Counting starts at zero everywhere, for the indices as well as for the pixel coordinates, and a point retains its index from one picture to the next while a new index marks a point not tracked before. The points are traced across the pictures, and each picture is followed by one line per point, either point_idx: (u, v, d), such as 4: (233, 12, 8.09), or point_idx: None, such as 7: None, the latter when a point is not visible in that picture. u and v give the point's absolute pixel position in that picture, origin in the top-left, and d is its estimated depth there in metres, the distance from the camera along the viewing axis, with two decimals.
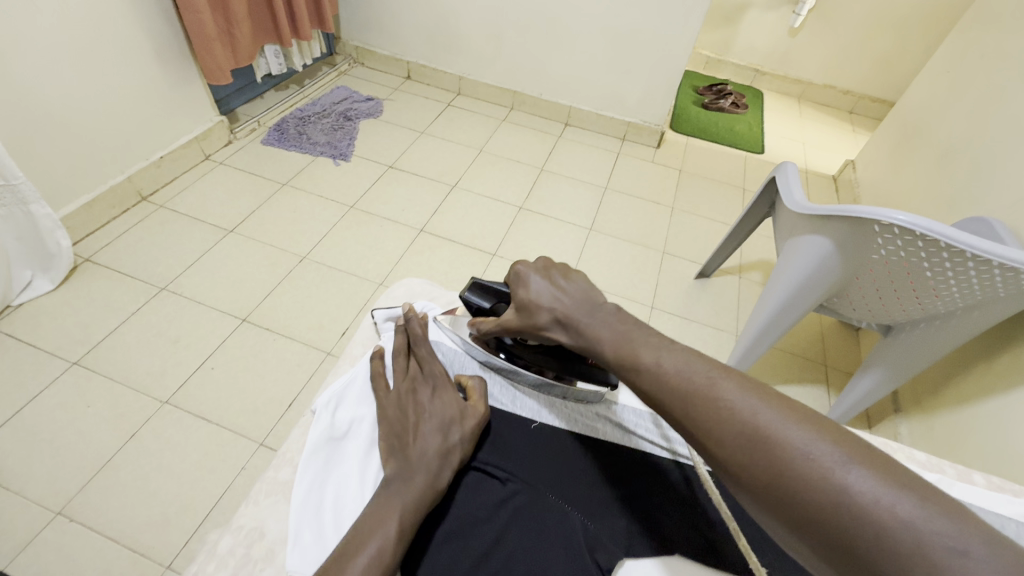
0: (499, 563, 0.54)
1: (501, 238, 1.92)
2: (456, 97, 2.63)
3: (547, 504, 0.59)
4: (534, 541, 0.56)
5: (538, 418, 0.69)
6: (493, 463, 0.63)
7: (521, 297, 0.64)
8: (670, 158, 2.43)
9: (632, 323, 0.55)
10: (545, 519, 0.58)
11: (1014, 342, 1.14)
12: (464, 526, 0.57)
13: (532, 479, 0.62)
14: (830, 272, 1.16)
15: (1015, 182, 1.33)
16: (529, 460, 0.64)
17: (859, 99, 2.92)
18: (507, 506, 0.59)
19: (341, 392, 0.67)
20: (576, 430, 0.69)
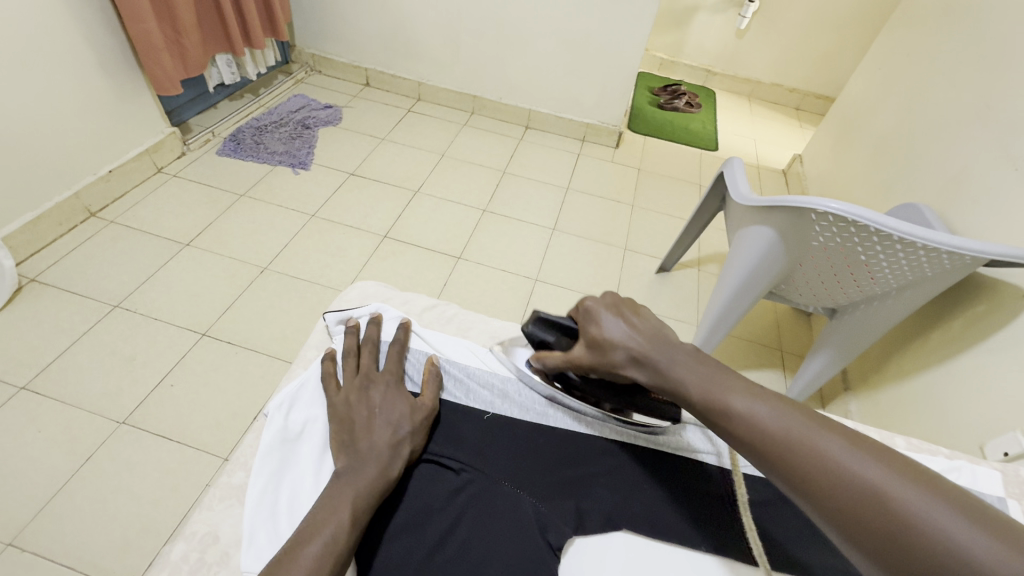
0: (452, 549, 0.55)
1: (467, 241, 1.93)
2: (417, 102, 2.64)
3: (499, 490, 0.61)
4: (487, 526, 0.58)
5: (492, 407, 0.71)
6: (445, 454, 0.64)
7: (593, 334, 0.63)
8: (629, 158, 2.50)
9: (714, 366, 0.55)
10: (496, 505, 0.59)
11: (946, 319, 1.22)
12: (419, 515, 0.58)
13: (485, 467, 0.63)
14: (777, 260, 1.22)
15: (941, 170, 1.43)
16: (482, 449, 0.65)
17: (804, 96, 3.06)
18: (460, 494, 0.60)
19: (294, 394, 0.67)
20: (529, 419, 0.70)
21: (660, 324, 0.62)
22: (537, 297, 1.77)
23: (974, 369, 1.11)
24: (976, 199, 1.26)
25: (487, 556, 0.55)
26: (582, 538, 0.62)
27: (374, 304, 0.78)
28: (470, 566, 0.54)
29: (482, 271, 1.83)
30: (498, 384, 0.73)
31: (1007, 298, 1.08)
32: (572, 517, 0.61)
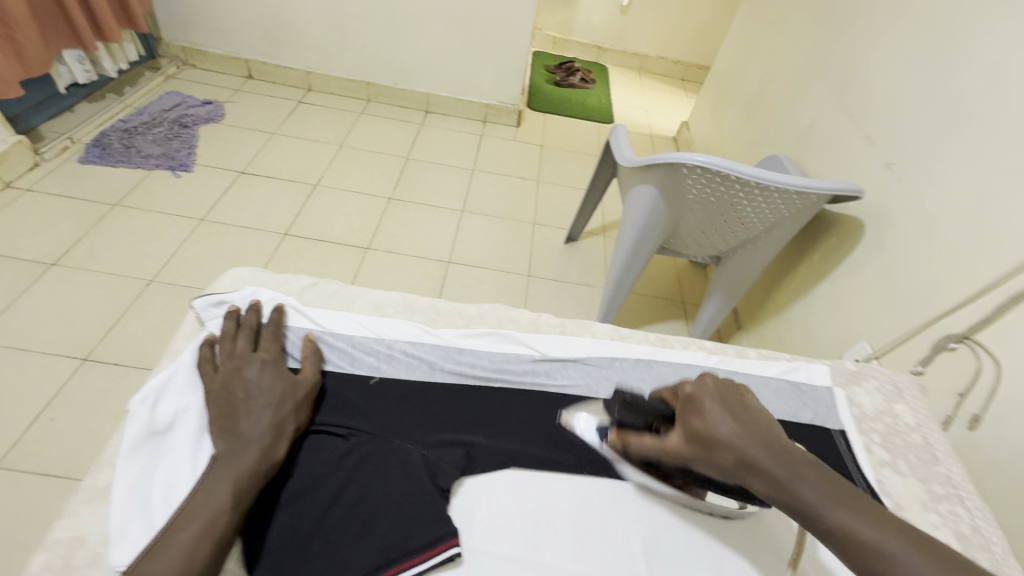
0: (345, 508, 0.57)
1: (375, 231, 1.90)
2: (308, 93, 2.51)
3: (389, 448, 0.62)
4: (378, 481, 0.59)
5: (379, 372, 0.70)
6: (332, 422, 0.64)
7: (695, 426, 0.55)
8: (531, 135, 2.55)
9: (855, 495, 0.47)
10: (386, 461, 0.61)
11: (808, 254, 1.39)
12: (308, 482, 0.58)
13: (374, 428, 0.64)
14: (659, 216, 1.32)
15: (795, 124, 1.60)
16: (370, 413, 0.66)
17: (687, 68, 3.27)
18: (350, 457, 0.61)
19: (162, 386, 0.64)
20: (416, 378, 0.70)
21: (775, 427, 0.54)
22: (451, 279, 1.79)
23: (831, 294, 1.27)
24: (822, 146, 1.43)
25: (377, 511, 0.57)
26: (472, 479, 0.64)
27: (245, 289, 0.75)
28: (360, 523, 0.56)
29: (393, 259, 1.81)
30: (383, 349, 0.72)
31: (850, 229, 1.24)
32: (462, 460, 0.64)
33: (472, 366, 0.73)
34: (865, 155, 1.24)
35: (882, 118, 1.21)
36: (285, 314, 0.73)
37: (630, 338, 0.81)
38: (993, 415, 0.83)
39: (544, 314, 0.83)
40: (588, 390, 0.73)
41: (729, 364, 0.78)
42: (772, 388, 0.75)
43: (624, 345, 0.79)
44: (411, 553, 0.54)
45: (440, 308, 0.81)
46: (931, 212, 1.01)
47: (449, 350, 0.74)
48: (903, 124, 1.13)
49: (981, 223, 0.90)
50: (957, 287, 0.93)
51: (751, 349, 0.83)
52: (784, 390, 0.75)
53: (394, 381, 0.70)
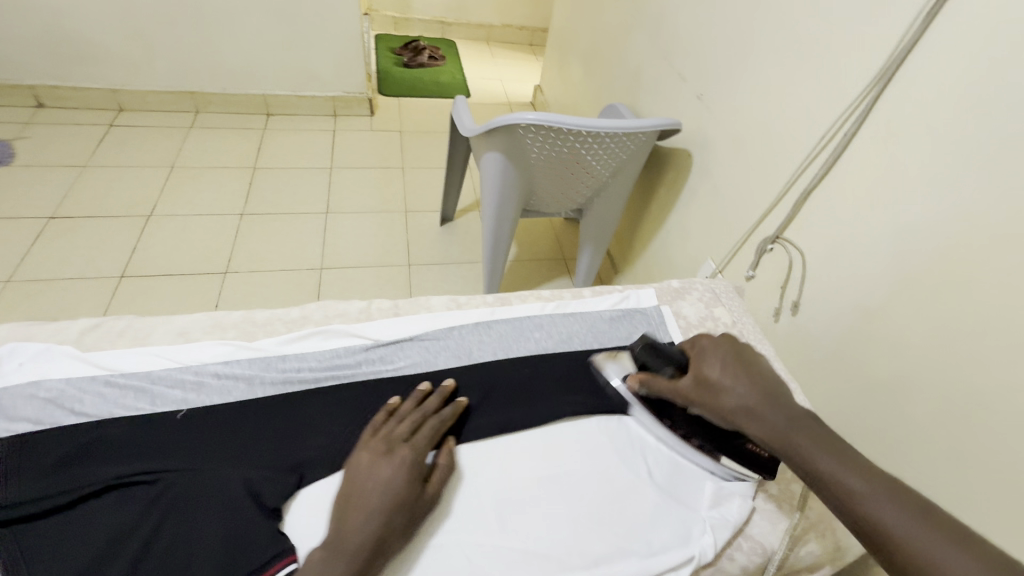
0: (156, 560, 0.49)
1: (231, 253, 1.74)
2: (120, 114, 2.20)
3: (207, 479, 0.55)
4: (193, 520, 0.52)
5: (188, 403, 0.62)
6: (135, 470, 0.55)
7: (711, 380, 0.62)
8: (388, 122, 2.45)
9: (835, 442, 0.51)
10: (203, 494, 0.53)
11: (654, 190, 1.49)
12: (107, 547, 0.50)
13: (188, 462, 0.56)
14: (509, 180, 1.33)
15: (624, 72, 1.69)
16: (184, 448, 0.58)
17: (533, 33, 3.31)
18: (160, 503, 0.53)
19: None
20: (235, 400, 0.63)
21: (775, 383, 0.60)
22: (326, 285, 1.70)
23: (678, 224, 1.38)
24: (648, 88, 1.52)
25: (194, 552, 0.50)
26: (308, 486, 0.57)
27: (2, 348, 0.64)
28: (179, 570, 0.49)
29: (258, 279, 1.67)
30: (191, 377, 0.64)
31: (681, 160, 1.35)
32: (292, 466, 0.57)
33: (299, 370, 0.66)
34: (681, 91, 1.34)
35: (687, 55, 1.31)
36: (63, 368, 0.63)
37: (467, 305, 0.77)
38: (807, 298, 0.95)
39: (376, 299, 0.78)
40: (428, 367, 0.70)
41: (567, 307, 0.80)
42: (606, 319, 0.79)
43: (461, 312, 0.76)
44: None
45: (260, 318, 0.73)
46: (735, 133, 1.13)
47: (268, 360, 0.66)
48: (704, 57, 1.24)
49: (770, 135, 1.01)
50: (763, 194, 1.04)
51: (586, 289, 0.85)
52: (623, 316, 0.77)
53: (208, 407, 0.62)
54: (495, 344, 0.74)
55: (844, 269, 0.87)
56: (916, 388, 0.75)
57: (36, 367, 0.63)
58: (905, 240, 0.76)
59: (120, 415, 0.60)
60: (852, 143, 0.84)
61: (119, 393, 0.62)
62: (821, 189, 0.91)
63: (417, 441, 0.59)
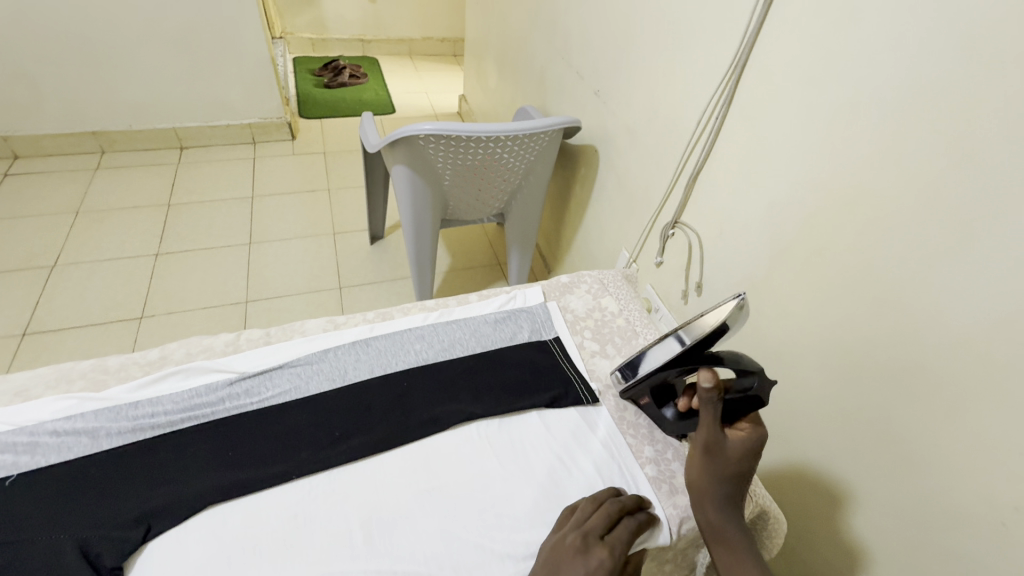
0: None
1: (147, 295, 1.65)
2: (16, 162, 2.06)
3: (35, 548, 0.42)
4: None
5: (17, 467, 0.47)
6: None
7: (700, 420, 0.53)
8: (311, 144, 2.40)
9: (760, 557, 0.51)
10: (31, 569, 0.41)
11: (571, 188, 1.51)
12: None
13: (15, 532, 0.43)
14: (422, 191, 1.31)
15: (533, 74, 1.71)
16: (12, 515, 0.44)
17: (455, 44, 3.33)
18: None
19: None
20: (79, 458, 0.49)
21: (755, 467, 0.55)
22: (253, 318, 1.64)
23: (596, 218, 1.39)
24: (555, 87, 1.54)
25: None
26: (161, 536, 0.45)
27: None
28: None
29: (179, 319, 1.60)
30: (24, 438, 0.49)
31: (589, 155, 1.37)
32: (136, 516, 0.45)
33: (154, 415, 0.52)
34: (580, 88, 1.37)
35: (582, 53, 1.34)
36: None
37: (345, 324, 0.64)
38: (708, 278, 0.97)
39: (248, 328, 0.63)
40: (300, 394, 0.56)
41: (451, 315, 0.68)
42: (490, 322, 0.66)
43: (338, 332, 0.63)
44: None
45: (112, 362, 0.58)
46: (631, 125, 1.15)
47: (117, 409, 0.52)
48: (595, 54, 1.26)
49: (659, 123, 1.04)
50: (661, 181, 1.06)
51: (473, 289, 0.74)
52: (537, 307, 0.69)
53: (40, 471, 0.47)
54: (386, 353, 0.62)
55: (734, 245, 0.89)
56: (804, 354, 0.78)
57: None
58: (778, 211, 0.79)
59: None
60: (724, 124, 0.87)
61: None
62: (707, 170, 0.93)
63: (615, 533, 0.47)
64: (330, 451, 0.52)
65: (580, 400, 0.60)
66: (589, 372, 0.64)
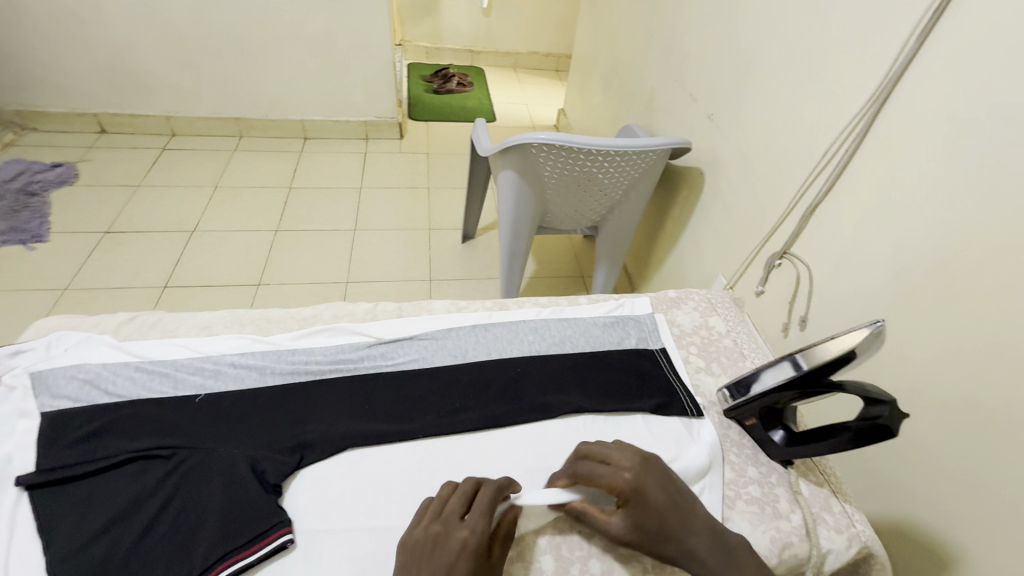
0: (167, 529, 0.46)
1: (265, 265, 1.84)
2: (172, 139, 2.38)
3: (216, 457, 0.50)
4: (204, 498, 0.48)
5: (204, 388, 0.57)
6: (155, 444, 0.51)
7: (660, 498, 0.49)
8: (417, 145, 2.56)
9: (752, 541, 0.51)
10: (214, 472, 0.49)
11: (670, 208, 1.51)
12: (121, 513, 0.46)
13: (203, 440, 0.52)
14: (526, 196, 1.37)
15: (642, 93, 1.73)
16: (202, 426, 0.53)
17: (559, 59, 3.43)
18: (172, 477, 0.49)
19: None
20: (251, 389, 0.57)
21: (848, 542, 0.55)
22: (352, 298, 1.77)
23: (694, 240, 1.38)
24: (664, 107, 1.55)
25: (199, 521, 0.46)
26: (310, 467, 0.52)
27: (44, 338, 0.60)
28: (185, 540, 0.45)
29: (290, 290, 1.77)
30: (210, 365, 0.59)
31: (695, 177, 1.36)
32: (292, 446, 0.52)
33: (308, 363, 0.60)
34: (692, 110, 1.37)
35: (699, 76, 1.34)
36: (96, 351, 0.59)
37: (467, 308, 0.70)
38: (814, 313, 0.94)
39: (384, 301, 0.71)
40: (426, 364, 0.62)
41: (563, 313, 0.72)
42: (599, 324, 0.70)
43: (461, 314, 0.69)
44: (237, 549, 0.45)
45: (274, 314, 0.68)
46: (746, 150, 1.14)
47: (280, 353, 0.61)
48: (713, 78, 1.26)
49: (779, 150, 1.02)
50: (773, 208, 1.04)
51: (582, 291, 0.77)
52: (647, 317, 0.71)
53: (221, 394, 0.56)
54: (501, 339, 0.66)
55: (849, 281, 0.86)
56: (923, 404, 0.73)
57: (72, 350, 0.60)
58: (910, 251, 0.75)
59: (141, 396, 0.56)
60: (854, 158, 0.85)
61: (143, 378, 0.57)
62: (829, 202, 0.91)
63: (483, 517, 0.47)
64: (452, 419, 0.57)
65: (686, 411, 0.61)
66: (694, 387, 0.65)
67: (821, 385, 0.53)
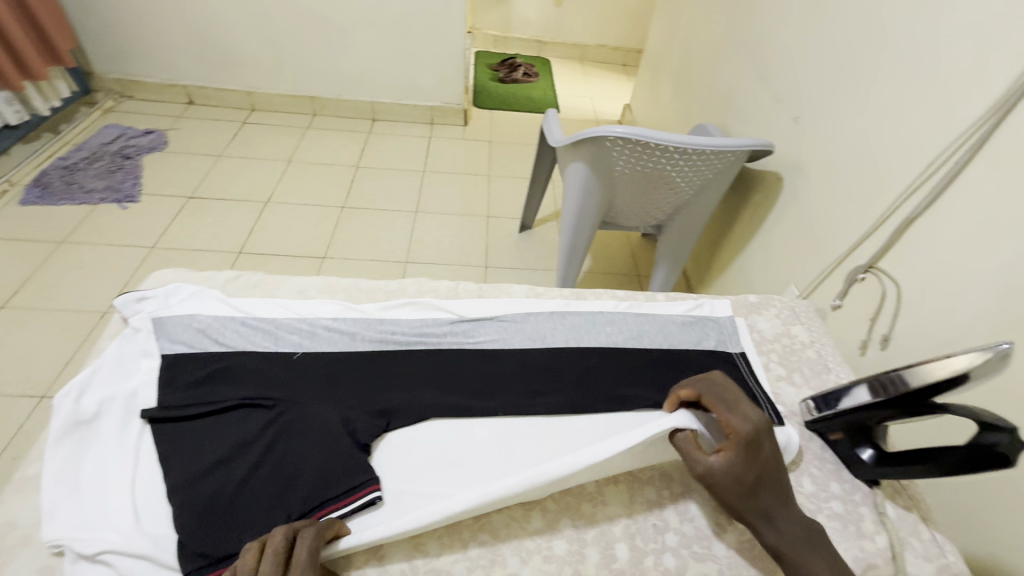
0: (268, 474, 0.49)
1: (330, 240, 1.92)
2: (251, 113, 2.50)
3: (310, 412, 0.53)
4: (301, 448, 0.51)
5: (302, 347, 0.60)
6: (257, 394, 0.55)
7: (764, 456, 0.50)
8: (479, 132, 2.59)
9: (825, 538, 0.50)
10: (309, 426, 0.52)
11: (740, 212, 1.46)
12: (228, 453, 0.50)
13: (299, 395, 0.55)
14: (594, 190, 1.36)
15: (718, 92, 1.67)
16: (298, 382, 0.57)
17: (627, 54, 3.36)
18: (272, 426, 0.52)
19: (91, 375, 0.56)
20: (343, 352, 0.60)
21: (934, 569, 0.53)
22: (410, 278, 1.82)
23: (765, 247, 1.33)
24: (743, 108, 1.50)
25: (297, 470, 0.50)
26: (396, 431, 0.55)
27: (162, 288, 0.65)
28: (284, 484, 0.49)
29: (352, 265, 1.83)
30: (306, 326, 0.63)
31: (772, 182, 1.31)
32: (379, 410, 0.55)
33: (395, 333, 0.63)
34: (775, 112, 1.32)
35: (786, 77, 1.29)
36: (206, 304, 0.64)
37: (545, 295, 0.72)
38: (899, 333, 0.89)
39: (463, 281, 0.74)
40: (506, 345, 0.64)
41: (639, 308, 0.72)
42: (677, 323, 0.69)
43: (539, 301, 0.70)
44: (332, 499, 0.48)
45: (362, 284, 0.71)
46: (834, 157, 1.09)
47: (368, 321, 0.64)
48: (803, 80, 1.21)
49: (874, 159, 0.97)
50: (861, 220, 0.99)
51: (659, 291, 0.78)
52: (726, 320, 0.70)
53: (316, 354, 0.60)
54: (578, 329, 0.67)
55: (945, 303, 0.81)
56: None
57: (184, 301, 0.65)
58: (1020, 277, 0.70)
59: (245, 348, 0.60)
60: (964, 172, 0.79)
61: (247, 332, 0.62)
62: (928, 218, 0.85)
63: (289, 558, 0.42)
64: (532, 401, 0.58)
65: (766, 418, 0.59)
66: (773, 396, 0.63)
67: (922, 407, 0.50)
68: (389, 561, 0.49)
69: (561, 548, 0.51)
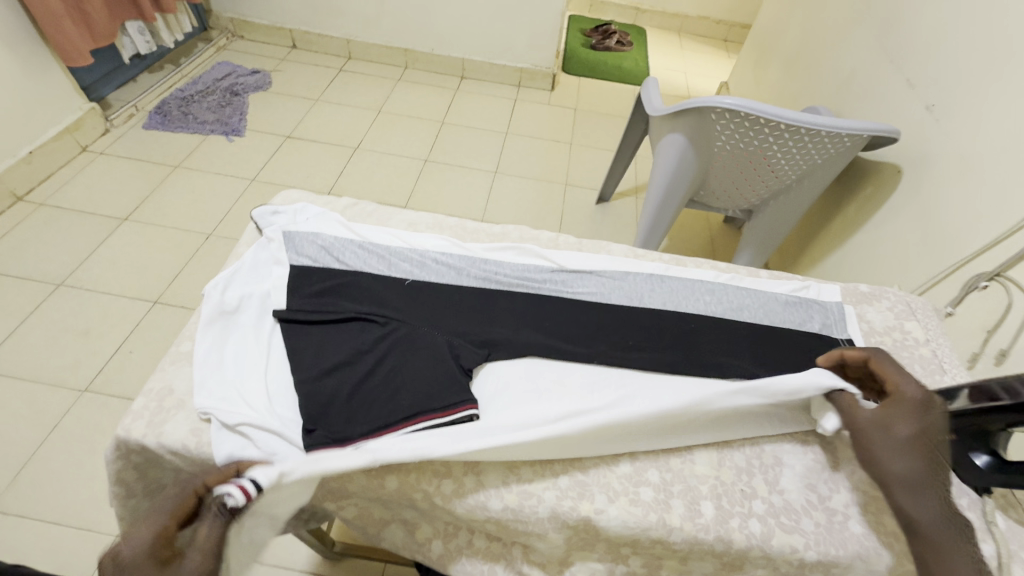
0: (380, 382, 0.55)
1: (412, 191, 1.98)
2: (348, 61, 2.58)
3: (419, 333, 0.60)
4: (412, 363, 0.57)
5: (412, 276, 0.67)
6: (372, 310, 0.61)
7: (933, 425, 0.52)
8: (565, 99, 2.54)
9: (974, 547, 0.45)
10: (419, 345, 0.58)
11: (843, 206, 1.37)
12: (349, 357, 0.57)
13: (409, 317, 0.61)
14: (687, 164, 1.32)
15: (837, 73, 1.54)
16: (409, 306, 0.63)
17: (730, 28, 3.16)
18: (385, 341, 0.58)
19: (231, 276, 0.65)
20: (452, 283, 0.67)
21: None
22: None
23: (867, 243, 1.25)
24: (864, 92, 1.38)
25: (407, 381, 0.55)
26: (495, 362, 0.60)
27: (292, 207, 0.74)
28: (396, 392, 0.55)
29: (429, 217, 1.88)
30: (416, 257, 0.69)
31: (888, 175, 1.21)
32: (482, 342, 0.61)
33: (499, 273, 0.69)
34: (906, 99, 1.20)
35: (925, 60, 1.16)
36: (331, 226, 0.72)
37: (643, 257, 0.77)
38: (1020, 350, 0.81)
39: (562, 234, 0.79)
40: (601, 298, 0.69)
41: (741, 282, 0.74)
42: (780, 301, 0.71)
43: (635, 262, 0.75)
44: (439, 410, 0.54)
45: (468, 225, 0.79)
46: (971, 152, 0.98)
47: (475, 260, 0.71)
48: (946, 64, 1.09)
49: (1021, 160, 0.87)
50: (992, 226, 0.91)
51: (762, 270, 0.80)
52: (833, 304, 0.71)
53: (425, 283, 0.66)
54: (670, 295, 0.70)
55: None
56: None
57: (315, 221, 0.73)
58: None
59: (361, 269, 0.67)
60: None
61: (366, 257, 0.69)
62: None
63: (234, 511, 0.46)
64: (626, 354, 0.62)
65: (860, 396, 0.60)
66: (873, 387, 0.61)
67: None
68: (486, 477, 0.54)
69: (647, 494, 0.54)
